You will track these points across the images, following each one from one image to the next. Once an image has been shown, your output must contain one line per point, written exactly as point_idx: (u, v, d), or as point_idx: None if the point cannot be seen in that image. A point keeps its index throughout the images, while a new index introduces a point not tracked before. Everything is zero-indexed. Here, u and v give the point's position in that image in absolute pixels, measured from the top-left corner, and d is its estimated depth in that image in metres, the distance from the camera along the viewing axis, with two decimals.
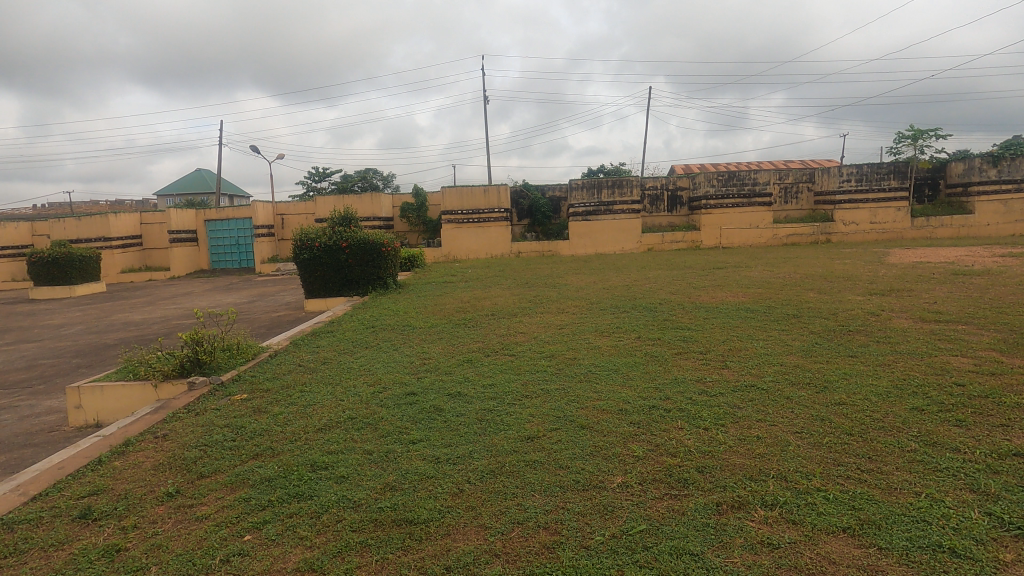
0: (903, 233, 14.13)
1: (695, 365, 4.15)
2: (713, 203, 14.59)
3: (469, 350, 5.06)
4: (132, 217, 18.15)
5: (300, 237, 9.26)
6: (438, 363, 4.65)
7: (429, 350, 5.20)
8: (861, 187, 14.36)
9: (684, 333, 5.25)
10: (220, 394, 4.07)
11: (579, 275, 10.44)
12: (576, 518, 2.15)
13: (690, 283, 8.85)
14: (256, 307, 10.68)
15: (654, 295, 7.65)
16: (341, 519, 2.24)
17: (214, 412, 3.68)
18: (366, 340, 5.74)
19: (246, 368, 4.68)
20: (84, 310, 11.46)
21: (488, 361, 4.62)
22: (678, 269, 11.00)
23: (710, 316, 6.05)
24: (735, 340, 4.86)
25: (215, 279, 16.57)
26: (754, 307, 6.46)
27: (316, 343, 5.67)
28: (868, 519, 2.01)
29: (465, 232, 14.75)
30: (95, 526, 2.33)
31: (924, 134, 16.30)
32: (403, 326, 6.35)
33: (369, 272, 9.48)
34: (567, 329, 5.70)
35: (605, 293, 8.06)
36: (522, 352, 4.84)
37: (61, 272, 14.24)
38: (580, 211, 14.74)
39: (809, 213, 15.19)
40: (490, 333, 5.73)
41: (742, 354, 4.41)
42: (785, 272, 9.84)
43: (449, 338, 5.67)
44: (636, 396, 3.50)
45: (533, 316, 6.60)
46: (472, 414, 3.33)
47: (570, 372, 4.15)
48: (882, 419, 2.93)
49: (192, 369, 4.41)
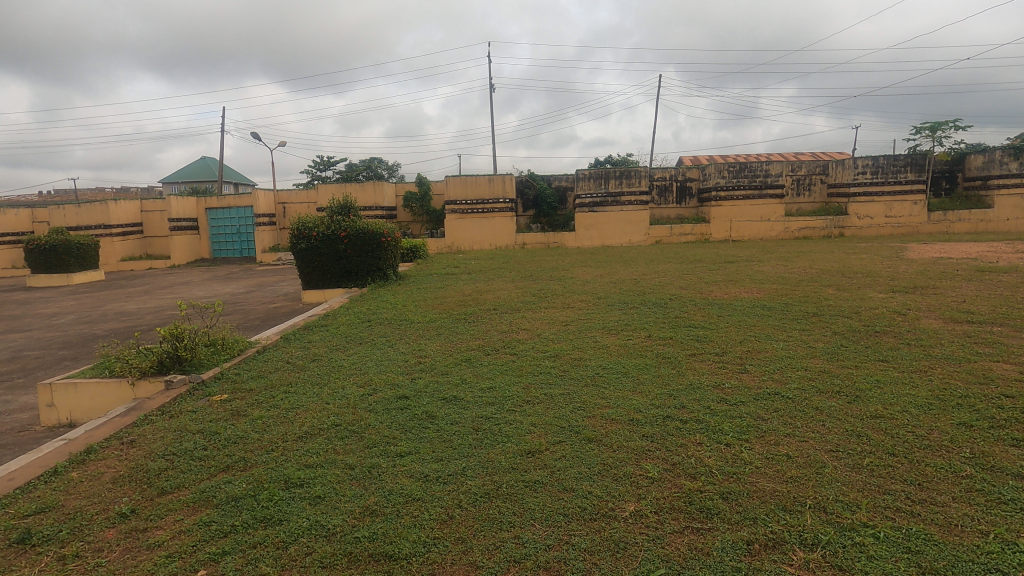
0: (919, 227, 13.72)
1: (711, 369, 3.83)
2: (724, 194, 14.19)
3: (469, 348, 4.75)
4: (132, 205, 17.93)
5: (297, 227, 8.96)
6: (434, 363, 4.35)
7: (425, 347, 4.89)
8: (876, 179, 13.92)
9: (697, 332, 4.91)
10: (198, 395, 3.78)
11: (586, 268, 10.08)
12: (582, 557, 1.86)
13: (701, 277, 8.51)
14: (254, 298, 10.43)
15: (664, 290, 7.31)
16: (310, 552, 1.95)
17: (190, 415, 3.40)
18: (360, 336, 5.42)
19: (229, 364, 4.41)
20: (79, 299, 11.22)
21: (488, 361, 4.32)
22: (688, 262, 10.62)
23: (724, 313, 5.72)
24: (754, 340, 4.55)
25: (215, 268, 16.34)
26: (770, 304, 6.12)
27: (308, 338, 5.37)
28: (930, 569, 1.71)
29: (469, 222, 14.41)
30: (32, 554, 2.05)
31: (944, 125, 15.88)
32: (400, 321, 6.06)
33: (368, 263, 9.15)
34: (573, 326, 5.39)
35: (612, 287, 7.75)
36: (524, 351, 4.54)
37: (59, 260, 14.01)
38: (587, 202, 14.37)
39: (821, 206, 14.84)
40: (492, 330, 5.42)
41: (762, 357, 4.08)
42: (800, 267, 9.49)
43: (448, 334, 5.36)
44: (648, 405, 3.19)
45: (537, 311, 6.27)
46: (468, 422, 3.03)
47: (576, 374, 3.85)
48: (927, 437, 2.61)
49: (170, 366, 4.13)
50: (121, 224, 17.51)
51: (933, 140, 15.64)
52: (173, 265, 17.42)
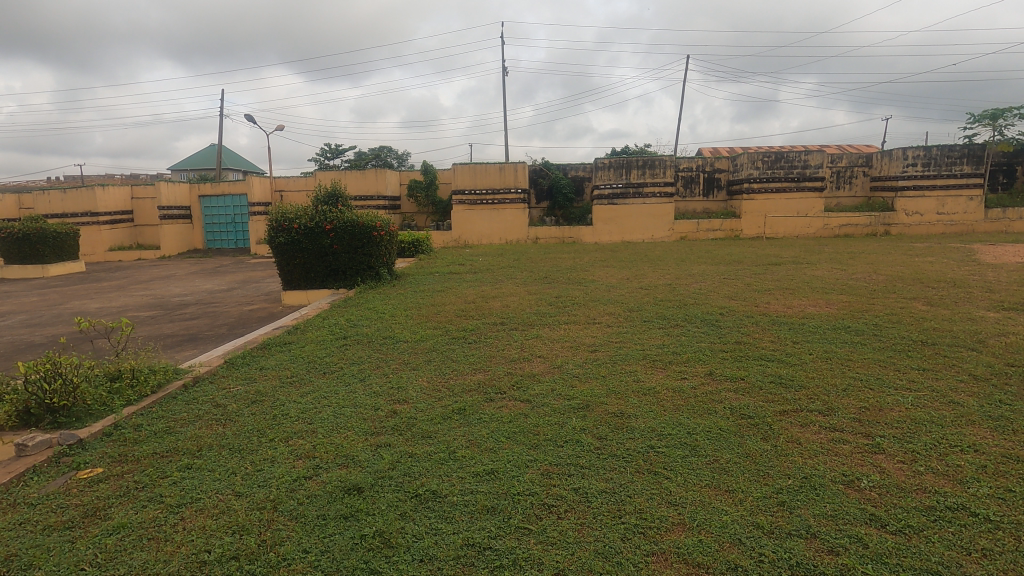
0: (975, 225, 12.26)
1: (825, 448, 2.51)
2: (757, 186, 12.76)
3: (467, 389, 3.49)
4: (122, 193, 16.86)
5: (276, 217, 7.75)
6: (414, 414, 3.08)
7: (406, 384, 3.62)
8: (929, 172, 12.39)
9: (776, 371, 3.59)
10: (57, 471, 2.56)
11: (608, 269, 8.77)
12: None
13: (748, 283, 7.16)
14: (233, 297, 9.24)
15: (708, 300, 6.01)
16: None
17: (18, 517, 2.19)
18: (327, 362, 4.18)
19: (131, 411, 3.18)
20: (43, 295, 10.14)
21: (489, 414, 3.04)
22: (724, 263, 9.28)
23: (798, 338, 4.40)
24: (865, 390, 3.21)
25: (205, 260, 15.20)
26: (852, 326, 4.77)
27: (259, 364, 4.14)
28: None
29: (478, 214, 13.14)
30: None
31: (1005, 113, 14.26)
32: (385, 338, 4.82)
33: (357, 261, 7.93)
34: (604, 353, 4.11)
35: (642, 295, 6.47)
36: (542, 397, 3.26)
37: (33, 250, 12.92)
38: (605, 193, 13.03)
39: (863, 201, 13.36)
40: (498, 356, 4.17)
41: (895, 423, 2.75)
42: (860, 272, 8.10)
43: (440, 362, 4.11)
44: (753, 528, 1.93)
45: (555, 328, 4.98)
46: (450, 565, 1.80)
47: (621, 449, 2.56)
48: None
49: (39, 417, 2.97)
50: (109, 212, 16.45)
51: (991, 129, 14.06)
52: (162, 256, 16.31)
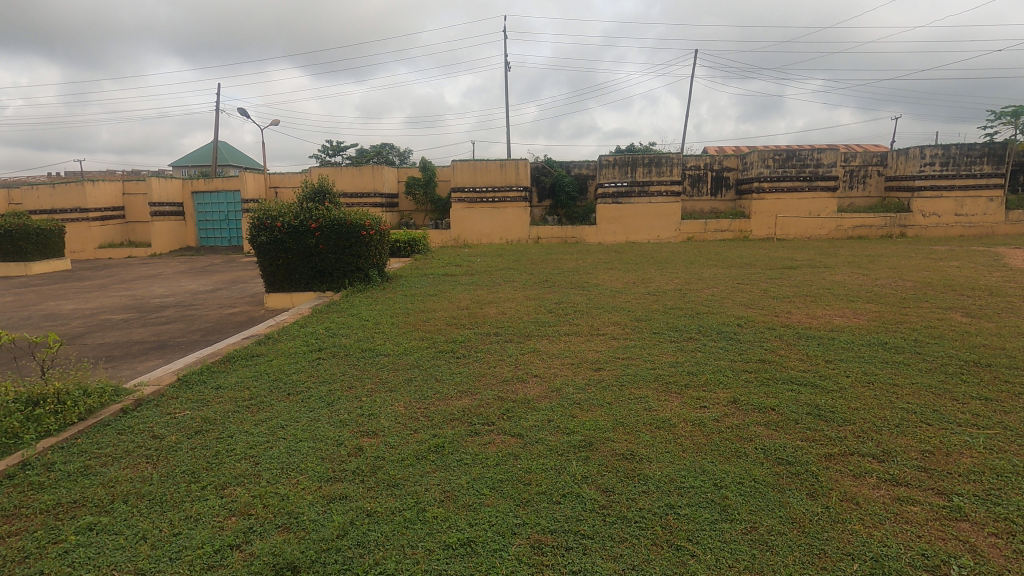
0: (996, 227, 11.67)
1: (891, 511, 1.99)
2: (767, 186, 12.20)
3: (448, 418, 2.96)
4: (113, 188, 16.38)
5: (258, 215, 7.25)
6: (382, 453, 2.56)
7: (379, 411, 3.10)
8: (947, 171, 11.80)
9: (813, 399, 3.05)
10: None
11: (612, 272, 8.24)
12: None
13: (763, 289, 6.62)
14: (216, 298, 8.75)
15: (723, 309, 5.48)
16: None
17: None
18: (294, 380, 3.67)
19: (47, 446, 2.68)
20: (20, 295, 9.68)
21: (471, 454, 2.51)
22: (736, 266, 8.74)
23: (830, 356, 3.86)
24: (923, 427, 2.67)
25: (196, 259, 14.73)
26: (887, 342, 4.22)
27: (216, 383, 3.63)
28: None
29: (477, 212, 12.62)
30: None
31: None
32: (365, 351, 4.30)
33: (344, 262, 7.41)
34: (609, 373, 3.57)
35: (650, 302, 5.94)
36: (536, 432, 2.73)
37: (16, 247, 12.44)
38: (610, 191, 12.47)
39: (878, 202, 12.78)
40: (489, 375, 3.64)
41: (972, 475, 2.22)
42: (882, 277, 7.56)
43: (422, 382, 3.59)
44: None
45: (554, 341, 4.46)
46: None
47: (633, 510, 2.03)
48: None
49: None
50: (99, 208, 15.97)
51: (1012, 127, 13.45)
52: (153, 254, 15.83)
